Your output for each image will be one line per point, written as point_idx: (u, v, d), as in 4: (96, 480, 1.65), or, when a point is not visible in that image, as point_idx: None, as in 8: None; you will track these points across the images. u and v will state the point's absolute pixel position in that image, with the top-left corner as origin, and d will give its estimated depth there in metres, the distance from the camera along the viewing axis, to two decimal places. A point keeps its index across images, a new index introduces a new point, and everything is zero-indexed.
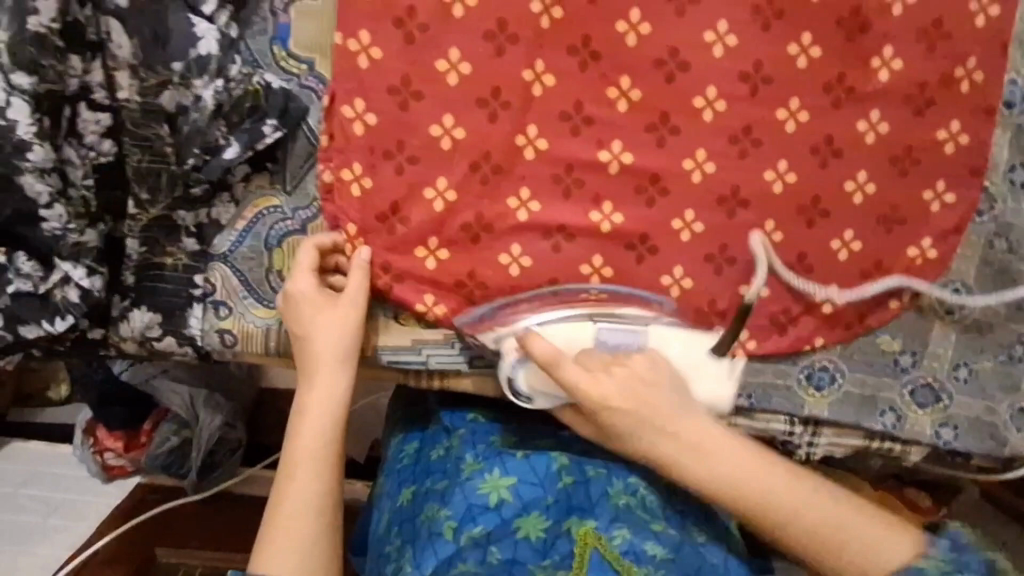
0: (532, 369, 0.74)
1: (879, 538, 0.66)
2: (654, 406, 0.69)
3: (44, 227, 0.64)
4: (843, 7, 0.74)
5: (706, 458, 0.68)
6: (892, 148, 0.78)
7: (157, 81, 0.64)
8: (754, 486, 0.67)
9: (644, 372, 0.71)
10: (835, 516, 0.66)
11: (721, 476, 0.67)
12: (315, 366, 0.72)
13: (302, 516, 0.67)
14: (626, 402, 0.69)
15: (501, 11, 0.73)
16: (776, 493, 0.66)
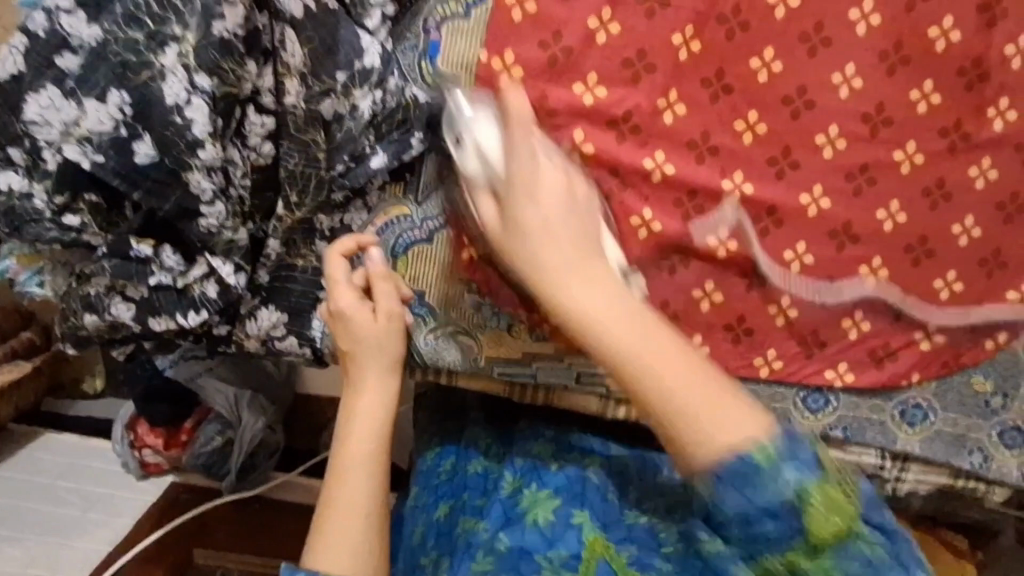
0: (487, 131, 0.65)
1: (720, 403, 0.56)
2: (579, 264, 0.60)
3: (202, 222, 0.66)
4: (965, 57, 0.77)
5: (604, 305, 0.58)
6: (999, 195, 0.80)
7: (321, 89, 0.67)
8: (633, 346, 0.57)
9: (558, 217, 0.62)
10: (696, 388, 0.56)
11: (617, 324, 0.58)
12: (363, 372, 0.71)
13: (352, 516, 0.66)
14: (556, 244, 0.61)
15: (641, 40, 0.75)
16: (644, 355, 0.57)
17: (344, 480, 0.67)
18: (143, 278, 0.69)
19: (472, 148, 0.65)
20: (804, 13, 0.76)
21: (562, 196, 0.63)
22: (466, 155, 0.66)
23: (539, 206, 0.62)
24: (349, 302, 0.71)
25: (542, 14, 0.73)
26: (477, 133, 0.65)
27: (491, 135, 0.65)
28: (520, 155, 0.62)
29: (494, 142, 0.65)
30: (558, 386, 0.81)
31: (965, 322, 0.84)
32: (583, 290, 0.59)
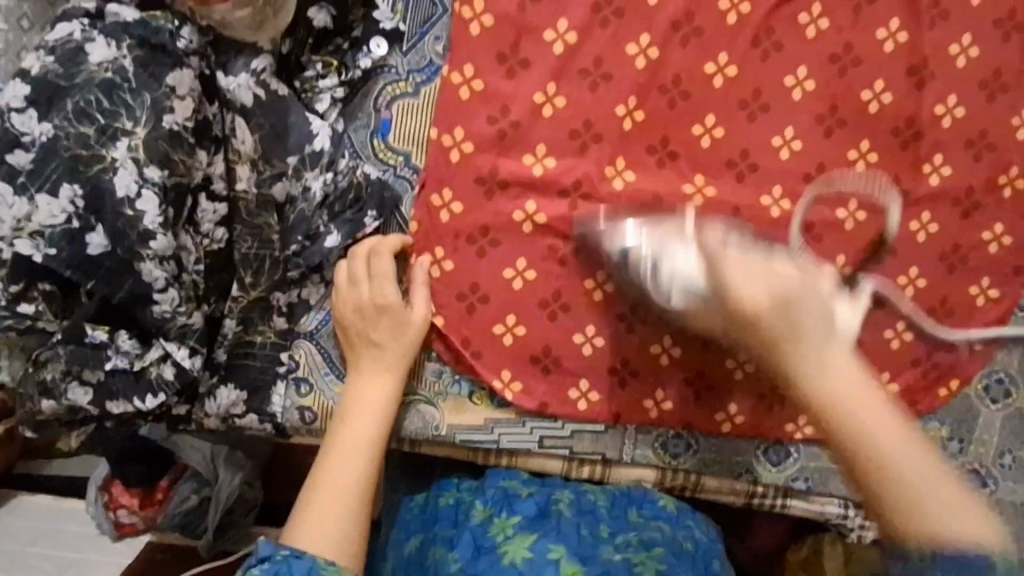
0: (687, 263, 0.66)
1: (950, 501, 0.50)
2: (807, 319, 0.56)
3: (155, 308, 0.66)
4: (898, 118, 0.80)
5: (836, 365, 0.55)
6: (941, 246, 0.83)
7: (272, 173, 0.70)
8: (851, 417, 0.53)
9: (812, 304, 0.56)
10: (898, 453, 0.52)
11: (838, 380, 0.54)
12: (380, 364, 0.71)
13: (333, 500, 0.64)
14: (803, 342, 0.55)
15: (587, 112, 0.77)
16: (853, 415, 0.53)
17: (332, 472, 0.66)
18: (98, 363, 0.69)
19: (671, 278, 0.66)
20: (742, 82, 0.79)
21: (781, 264, 0.60)
22: (660, 284, 0.68)
23: (754, 275, 0.58)
24: (377, 292, 0.72)
25: (489, 91, 0.76)
26: (669, 262, 0.67)
27: (688, 259, 0.66)
28: (731, 269, 0.60)
29: (693, 266, 0.65)
30: (521, 449, 0.82)
31: (918, 369, 0.85)
32: (811, 358, 0.55)
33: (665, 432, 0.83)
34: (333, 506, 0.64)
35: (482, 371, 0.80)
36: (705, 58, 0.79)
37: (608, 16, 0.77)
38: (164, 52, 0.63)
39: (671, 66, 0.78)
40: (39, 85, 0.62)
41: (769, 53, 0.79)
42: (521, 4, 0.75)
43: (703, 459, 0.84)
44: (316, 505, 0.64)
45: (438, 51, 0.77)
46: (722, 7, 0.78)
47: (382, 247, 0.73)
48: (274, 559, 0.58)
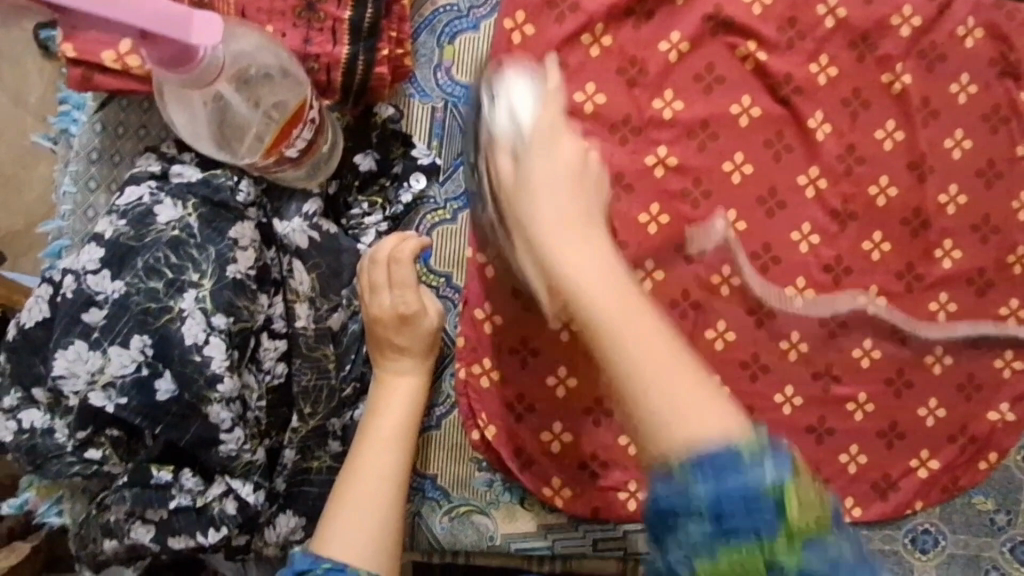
0: (522, 93, 0.72)
1: (673, 380, 0.52)
2: (576, 236, 0.62)
3: (221, 449, 0.68)
4: (905, 209, 0.86)
5: (578, 264, 0.59)
6: (963, 324, 0.87)
7: (329, 306, 0.74)
8: (576, 273, 0.58)
9: (543, 135, 0.67)
10: (607, 263, 0.57)
11: (585, 278, 0.58)
12: (401, 360, 0.73)
13: (371, 501, 0.66)
14: (537, 201, 0.64)
15: (613, 221, 0.82)
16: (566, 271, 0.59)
17: (367, 483, 0.67)
18: (162, 503, 0.70)
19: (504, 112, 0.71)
20: (757, 182, 0.84)
21: (565, 142, 0.72)
22: (497, 115, 0.71)
23: (551, 157, 0.68)
24: (400, 302, 0.72)
25: None
26: (509, 103, 0.71)
27: (525, 97, 0.72)
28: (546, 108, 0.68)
29: (527, 103, 0.70)
30: (575, 554, 0.83)
31: (955, 445, 0.88)
32: (608, 324, 0.54)
33: None
34: (363, 516, 0.65)
35: (532, 477, 0.81)
36: (721, 159, 0.83)
37: (626, 132, 0.82)
38: (226, 207, 0.69)
39: (691, 171, 0.83)
40: (112, 245, 0.67)
41: (780, 154, 0.84)
42: None
43: None
44: (350, 516, 0.65)
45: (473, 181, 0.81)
46: (734, 112, 0.83)
47: (391, 250, 0.73)
48: (314, 571, 0.60)
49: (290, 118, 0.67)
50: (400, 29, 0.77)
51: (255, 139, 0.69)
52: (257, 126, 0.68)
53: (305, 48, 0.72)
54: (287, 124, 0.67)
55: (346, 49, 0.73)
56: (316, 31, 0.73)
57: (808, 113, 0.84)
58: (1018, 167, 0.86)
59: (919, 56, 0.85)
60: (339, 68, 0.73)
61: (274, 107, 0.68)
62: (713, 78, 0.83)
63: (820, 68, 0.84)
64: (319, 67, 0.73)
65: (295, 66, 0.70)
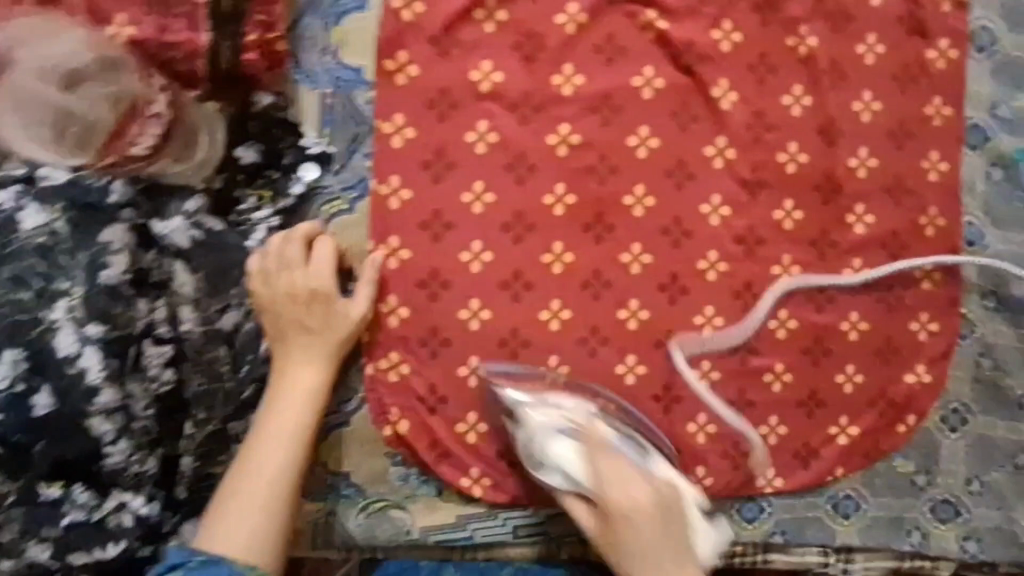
0: (565, 449, 0.74)
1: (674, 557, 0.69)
2: (661, 539, 0.69)
3: (107, 462, 0.66)
4: (816, 175, 0.84)
5: (632, 534, 0.69)
6: (878, 290, 0.86)
7: (217, 307, 0.72)
8: (619, 503, 0.70)
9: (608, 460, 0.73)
10: (653, 504, 0.70)
11: (624, 543, 0.70)
12: (301, 342, 0.72)
13: (258, 491, 0.67)
14: (615, 472, 0.72)
15: (517, 203, 0.80)
16: (636, 505, 0.70)
17: (255, 470, 0.67)
18: (54, 520, 0.65)
19: (552, 460, 0.74)
20: (665, 154, 0.81)
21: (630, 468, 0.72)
22: (545, 462, 0.75)
23: (624, 479, 0.71)
24: (310, 281, 0.72)
25: (418, 200, 0.78)
26: (558, 455, 0.74)
27: (570, 452, 0.74)
28: (604, 466, 0.72)
29: (575, 454, 0.74)
30: (497, 542, 0.82)
31: (874, 410, 0.88)
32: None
33: None
34: (249, 497, 0.66)
35: (450, 468, 0.81)
36: (626, 133, 0.81)
37: (526, 110, 0.79)
38: (98, 209, 0.65)
39: (595, 147, 0.80)
40: None
41: (687, 125, 0.82)
42: (440, 113, 0.77)
43: None
44: (238, 501, 0.66)
45: (368, 167, 0.77)
46: (637, 83, 0.80)
47: (305, 232, 0.74)
48: (188, 565, 0.62)
49: (124, 114, 0.69)
50: (269, 12, 0.75)
51: (85, 133, 0.68)
52: (86, 121, 0.68)
53: (162, 37, 0.72)
54: (127, 119, 0.70)
55: (208, 37, 0.74)
56: (176, 15, 0.73)
57: (713, 80, 0.81)
58: (927, 127, 0.85)
59: (824, 17, 0.83)
60: (201, 55, 0.74)
61: (106, 101, 0.69)
62: (614, 49, 0.80)
63: (723, 33, 0.82)
64: (180, 56, 0.73)
65: (112, 53, 0.69)
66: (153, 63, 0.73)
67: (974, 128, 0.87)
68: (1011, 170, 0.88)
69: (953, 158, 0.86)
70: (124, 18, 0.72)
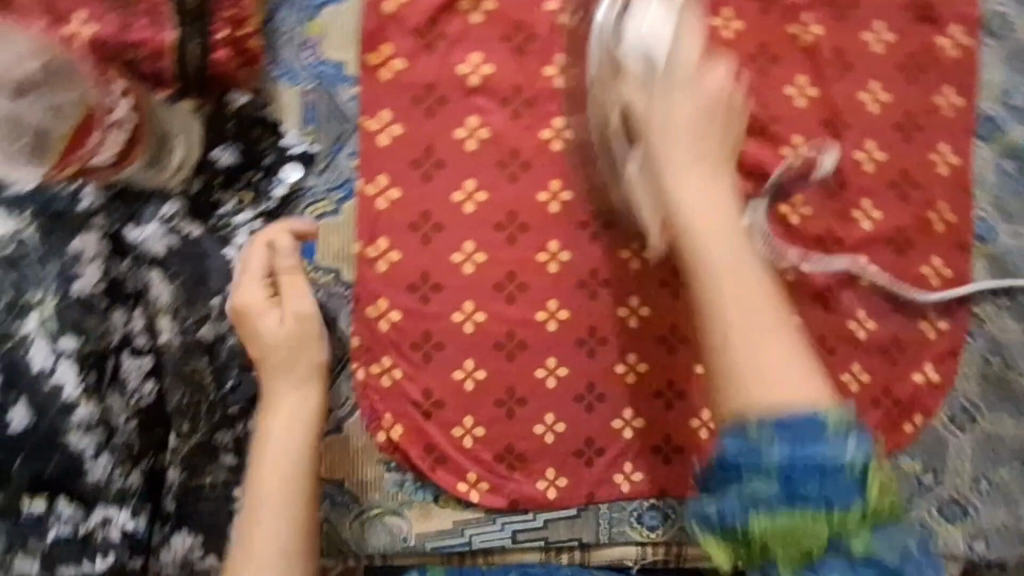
0: (655, 16, 0.70)
1: (738, 276, 0.65)
2: (698, 147, 0.69)
3: (88, 479, 0.62)
4: (821, 168, 0.81)
5: (681, 174, 0.68)
6: (884, 286, 0.84)
7: (196, 317, 0.71)
8: (688, 188, 0.68)
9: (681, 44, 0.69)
10: (703, 164, 0.68)
11: (728, 272, 0.66)
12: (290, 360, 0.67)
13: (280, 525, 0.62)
14: (676, 145, 0.68)
15: (510, 202, 0.78)
16: (690, 197, 0.68)
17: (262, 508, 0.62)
18: (38, 537, 0.59)
19: (633, 36, 0.70)
20: None
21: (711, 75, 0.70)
22: (623, 43, 0.71)
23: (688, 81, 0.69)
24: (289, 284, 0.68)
25: (406, 200, 0.76)
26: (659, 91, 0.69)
27: (660, 73, 0.69)
28: (680, 111, 0.68)
29: (663, 35, 0.69)
30: (496, 548, 0.79)
31: (880, 408, 0.85)
32: (709, 240, 0.67)
33: (640, 501, 0.82)
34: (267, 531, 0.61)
35: (446, 474, 0.78)
36: None
37: (517, 104, 0.77)
38: (65, 217, 0.62)
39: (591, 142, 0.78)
40: None
41: None
42: (428, 109, 0.76)
43: (686, 527, 0.82)
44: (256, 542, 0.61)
45: (354, 166, 0.76)
46: None
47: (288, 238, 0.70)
48: None
49: (82, 120, 0.65)
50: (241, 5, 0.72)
51: (36, 142, 0.62)
52: (36, 131, 0.62)
53: (124, 36, 0.72)
54: (82, 129, 0.65)
55: (174, 34, 0.72)
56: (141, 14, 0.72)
57: None
58: (936, 119, 0.82)
59: (826, 5, 0.81)
60: (168, 54, 0.72)
61: (57, 108, 0.63)
62: None
63: (721, 23, 0.80)
64: (143, 57, 0.72)
65: (64, 57, 0.66)
66: (116, 64, 0.71)
67: (985, 119, 0.84)
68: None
69: (963, 152, 0.83)
70: (84, 16, 0.72)
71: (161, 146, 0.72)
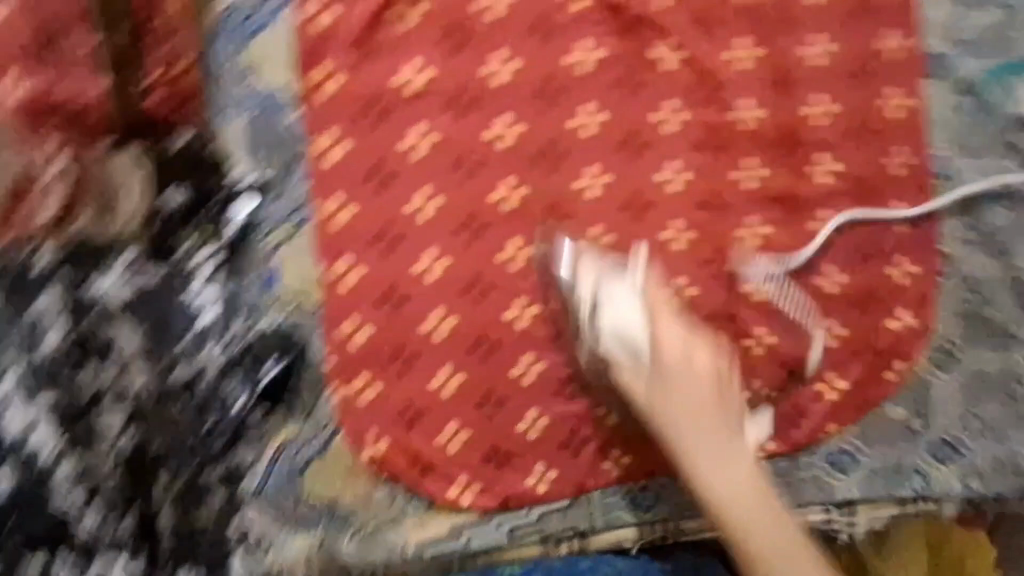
0: (623, 293, 0.73)
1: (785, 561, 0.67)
2: (713, 424, 0.71)
3: (79, 531, 0.63)
4: (776, 129, 0.81)
5: (693, 433, 0.71)
6: (851, 239, 0.84)
7: (170, 360, 0.68)
8: (734, 491, 0.70)
9: (688, 395, 0.71)
10: (747, 487, 0.70)
11: (732, 503, 0.69)
12: None
13: None
14: (699, 452, 0.71)
15: (468, 204, 0.77)
16: (727, 495, 0.70)
17: None
18: None
19: (608, 327, 0.73)
20: (615, 128, 0.78)
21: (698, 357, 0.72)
22: (603, 341, 0.73)
23: (691, 383, 0.71)
24: None
25: (364, 215, 0.75)
26: (614, 307, 0.72)
27: (630, 304, 0.72)
28: (662, 324, 0.72)
29: (637, 320, 0.72)
30: (494, 547, 0.80)
31: (862, 361, 0.86)
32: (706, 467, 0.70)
33: (632, 484, 0.84)
34: None
35: (436, 481, 0.80)
36: (570, 113, 0.77)
37: (463, 103, 0.76)
38: (25, 280, 0.62)
39: (541, 132, 0.77)
40: None
41: (633, 93, 0.78)
42: (373, 120, 0.75)
43: (680, 505, 0.83)
44: None
45: (307, 190, 0.75)
46: (574, 60, 0.77)
47: None
48: None
49: (14, 191, 0.65)
50: (170, 43, 0.72)
51: None
52: None
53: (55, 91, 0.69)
54: (17, 202, 0.65)
55: (108, 85, 0.70)
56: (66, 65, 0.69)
57: (651, 45, 0.78)
58: (886, 63, 0.82)
59: None
60: (107, 105, 0.70)
61: None
62: (544, 27, 0.77)
63: None
64: (80, 110, 0.69)
65: None
66: (53, 122, 0.69)
67: (935, 56, 0.83)
68: (979, 96, 0.84)
69: (916, 94, 0.83)
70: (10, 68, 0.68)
71: (106, 198, 0.68)
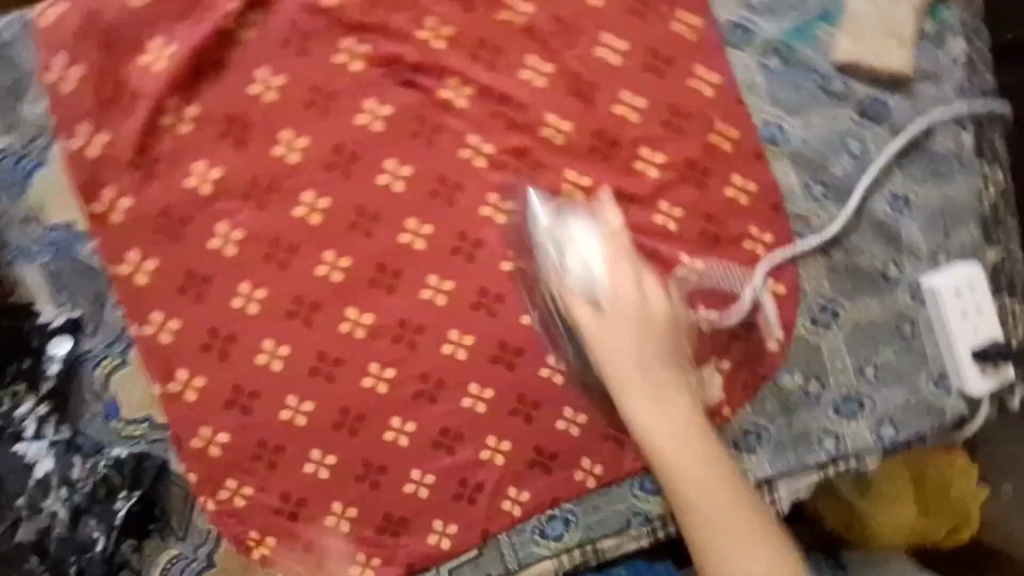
0: (585, 236, 0.72)
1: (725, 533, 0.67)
2: (669, 371, 0.71)
3: None
4: (588, 136, 0.79)
5: (653, 425, 0.69)
6: (698, 222, 0.81)
7: (9, 523, 0.70)
8: (666, 447, 0.69)
9: (648, 315, 0.70)
10: (695, 447, 0.69)
11: (670, 461, 0.69)
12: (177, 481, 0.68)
13: None
14: (643, 404, 0.70)
15: (294, 287, 0.75)
16: (665, 447, 0.69)
17: None
18: None
19: (574, 263, 0.71)
20: (421, 178, 0.77)
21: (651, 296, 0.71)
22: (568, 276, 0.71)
23: (662, 418, 0.70)
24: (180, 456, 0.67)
25: (188, 325, 0.74)
26: (578, 253, 0.71)
27: (592, 242, 0.71)
28: (620, 269, 0.71)
29: (597, 254, 0.71)
30: None
31: (740, 340, 0.83)
32: (641, 398, 0.70)
33: (536, 517, 0.80)
34: None
35: (335, 565, 0.78)
36: (374, 173, 0.76)
37: (260, 193, 0.75)
38: None
39: (348, 199, 0.76)
40: None
41: (432, 139, 0.77)
42: (173, 231, 0.74)
43: (589, 525, 0.81)
44: None
45: (121, 315, 0.74)
46: (363, 122, 0.76)
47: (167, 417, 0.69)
48: None
49: None
50: None
51: None
52: None
53: None
54: None
55: None
56: None
57: (437, 87, 0.77)
58: (681, 47, 0.81)
59: None
60: None
61: None
62: (324, 97, 0.76)
63: (429, 34, 0.77)
64: None
65: None
66: None
67: (730, 27, 0.82)
68: (785, 54, 0.83)
69: (721, 68, 0.81)
70: None
71: None
